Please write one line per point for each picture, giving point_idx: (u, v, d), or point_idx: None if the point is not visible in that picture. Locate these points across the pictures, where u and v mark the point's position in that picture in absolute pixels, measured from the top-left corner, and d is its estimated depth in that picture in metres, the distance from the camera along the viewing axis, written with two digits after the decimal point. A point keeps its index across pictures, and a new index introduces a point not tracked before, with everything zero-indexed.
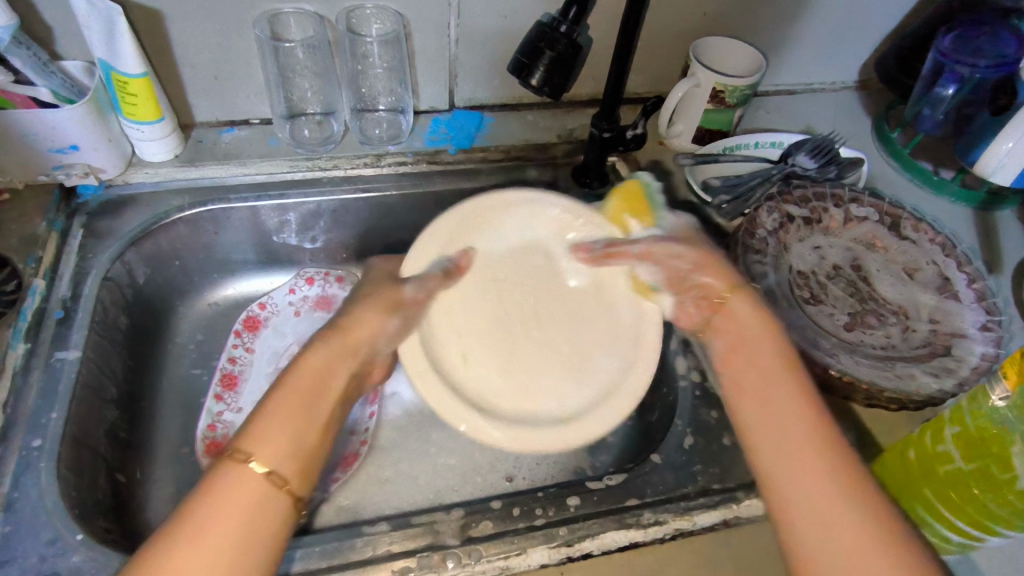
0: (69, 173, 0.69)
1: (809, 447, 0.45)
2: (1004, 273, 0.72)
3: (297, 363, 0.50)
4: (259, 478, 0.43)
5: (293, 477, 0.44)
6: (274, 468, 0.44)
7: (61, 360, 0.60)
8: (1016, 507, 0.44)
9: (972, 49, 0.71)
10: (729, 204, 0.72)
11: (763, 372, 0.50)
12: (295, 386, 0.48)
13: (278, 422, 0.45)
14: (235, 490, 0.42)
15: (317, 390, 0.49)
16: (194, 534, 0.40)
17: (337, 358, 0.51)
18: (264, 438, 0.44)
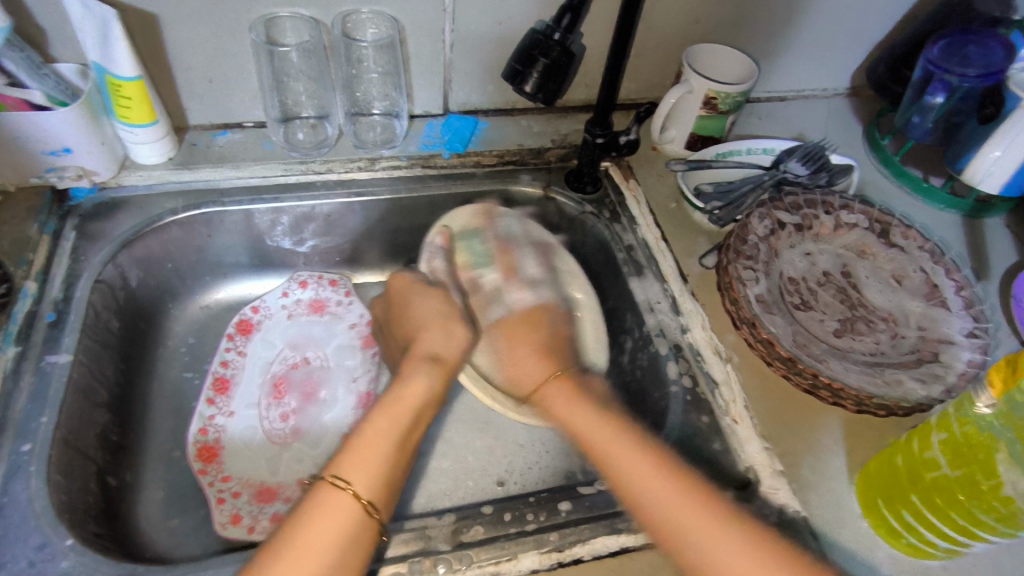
0: (62, 175, 0.69)
1: (657, 489, 0.47)
2: (992, 280, 0.73)
3: (398, 393, 0.55)
4: (354, 504, 0.47)
5: (380, 504, 0.49)
6: (367, 495, 0.48)
7: (52, 364, 0.60)
8: (1001, 513, 0.45)
9: (960, 57, 0.71)
10: (721, 210, 0.72)
11: (598, 424, 0.53)
12: (394, 411, 0.54)
13: (372, 454, 0.50)
14: (331, 513, 0.46)
15: (411, 421, 0.54)
16: (296, 554, 0.44)
17: (430, 382, 0.57)
18: (355, 466, 0.49)
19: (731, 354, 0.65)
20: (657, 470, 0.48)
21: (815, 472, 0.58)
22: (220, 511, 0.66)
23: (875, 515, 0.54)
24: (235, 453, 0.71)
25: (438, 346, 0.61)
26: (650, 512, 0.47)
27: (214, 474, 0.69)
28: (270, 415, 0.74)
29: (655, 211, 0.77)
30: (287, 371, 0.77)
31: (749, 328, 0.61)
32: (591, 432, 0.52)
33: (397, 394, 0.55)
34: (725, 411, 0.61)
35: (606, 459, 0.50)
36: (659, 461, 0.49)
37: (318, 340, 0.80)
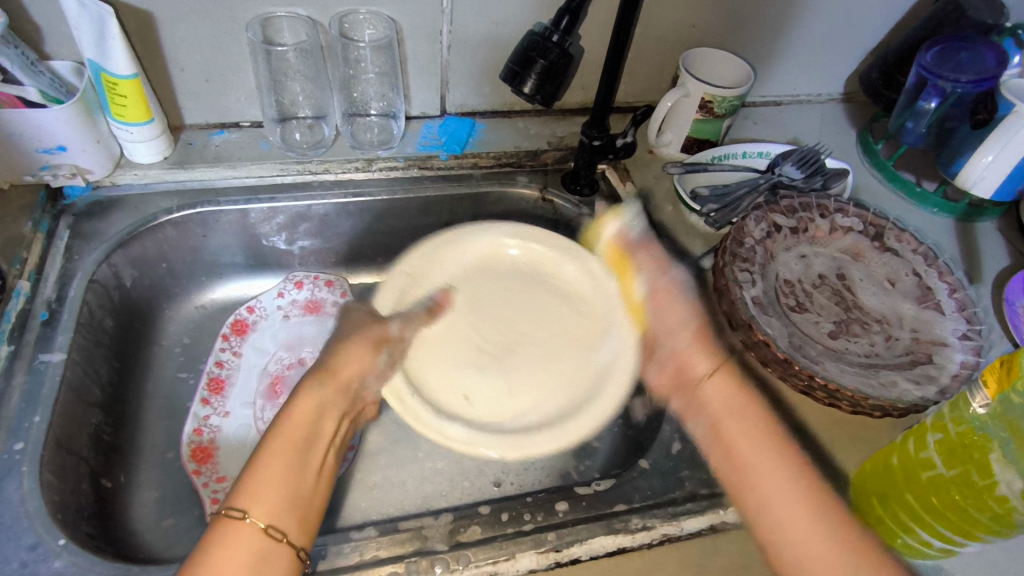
0: (56, 174, 0.68)
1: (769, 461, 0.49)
2: (984, 283, 0.74)
3: (289, 414, 0.51)
4: (259, 533, 0.44)
5: (292, 528, 0.45)
6: (272, 522, 0.45)
7: (45, 363, 0.59)
8: (996, 511, 0.45)
9: (954, 64, 0.73)
10: (717, 212, 0.73)
11: (727, 412, 0.52)
12: (290, 434, 0.49)
13: (272, 474, 0.47)
14: (238, 546, 0.43)
15: (308, 446, 0.50)
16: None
17: (322, 395, 0.53)
18: (257, 492, 0.46)
19: (727, 356, 0.66)
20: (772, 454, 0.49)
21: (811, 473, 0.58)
22: (215, 511, 0.65)
23: (870, 516, 0.54)
24: (229, 453, 0.70)
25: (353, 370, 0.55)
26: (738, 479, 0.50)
27: (209, 475, 0.68)
28: (265, 416, 0.73)
29: (651, 213, 0.77)
30: (282, 372, 0.77)
31: (746, 330, 0.61)
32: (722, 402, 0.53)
33: (286, 416, 0.51)
34: None
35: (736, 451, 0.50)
36: (791, 461, 0.49)
37: (314, 340, 0.79)
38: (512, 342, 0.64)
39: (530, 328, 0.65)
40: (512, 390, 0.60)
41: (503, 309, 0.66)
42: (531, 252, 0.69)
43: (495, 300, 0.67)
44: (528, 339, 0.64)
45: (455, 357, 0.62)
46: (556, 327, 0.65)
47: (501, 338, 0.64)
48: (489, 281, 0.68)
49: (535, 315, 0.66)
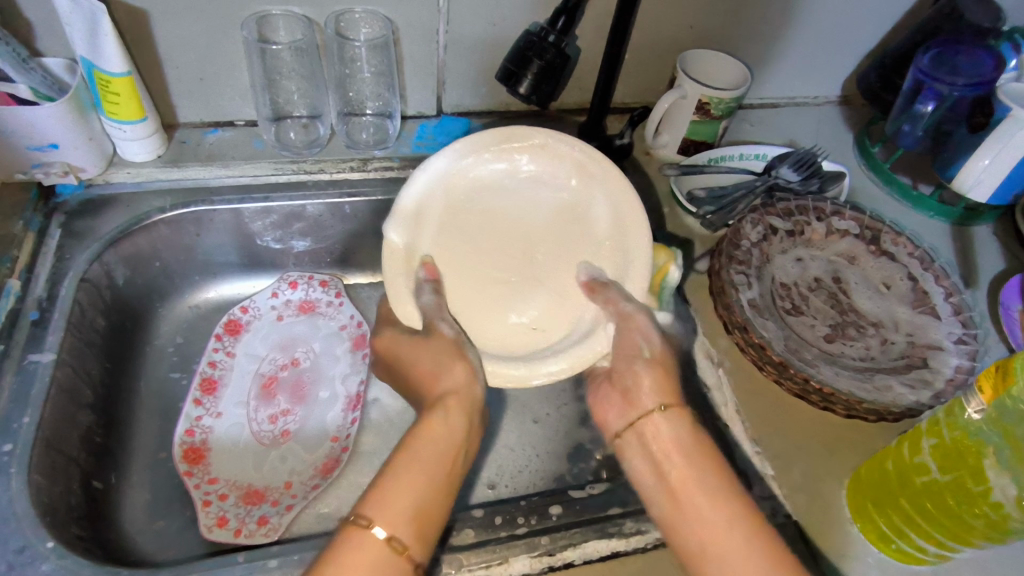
0: (48, 171, 0.67)
1: (732, 547, 0.45)
2: (980, 287, 0.74)
3: (421, 429, 0.50)
4: (379, 544, 0.43)
5: (413, 542, 0.44)
6: (394, 533, 0.44)
7: (35, 363, 0.59)
8: (990, 518, 0.45)
9: (950, 68, 0.72)
10: (714, 215, 0.73)
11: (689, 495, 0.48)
12: (417, 454, 0.48)
13: (401, 486, 0.46)
14: (359, 553, 0.43)
15: (435, 464, 0.48)
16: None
17: (451, 417, 0.51)
18: (388, 501, 0.45)
19: (723, 359, 0.65)
20: (734, 529, 0.45)
21: (805, 477, 0.58)
22: (206, 513, 0.65)
23: (866, 522, 0.54)
24: (221, 455, 0.69)
25: (446, 380, 0.54)
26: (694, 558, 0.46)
27: (200, 476, 0.67)
28: (258, 416, 0.73)
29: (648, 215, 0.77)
30: (275, 373, 0.76)
31: (740, 332, 0.61)
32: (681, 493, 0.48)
33: (420, 431, 0.50)
34: (718, 415, 0.62)
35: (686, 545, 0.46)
36: (773, 549, 0.45)
37: (309, 341, 0.79)
38: (527, 246, 0.61)
39: (516, 231, 0.61)
40: (565, 286, 0.60)
41: (486, 252, 0.60)
42: (477, 174, 0.60)
43: (458, 256, 0.60)
44: (512, 242, 0.61)
45: (489, 321, 0.59)
46: (532, 214, 0.61)
47: (506, 259, 0.60)
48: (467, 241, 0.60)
49: (509, 220, 0.61)
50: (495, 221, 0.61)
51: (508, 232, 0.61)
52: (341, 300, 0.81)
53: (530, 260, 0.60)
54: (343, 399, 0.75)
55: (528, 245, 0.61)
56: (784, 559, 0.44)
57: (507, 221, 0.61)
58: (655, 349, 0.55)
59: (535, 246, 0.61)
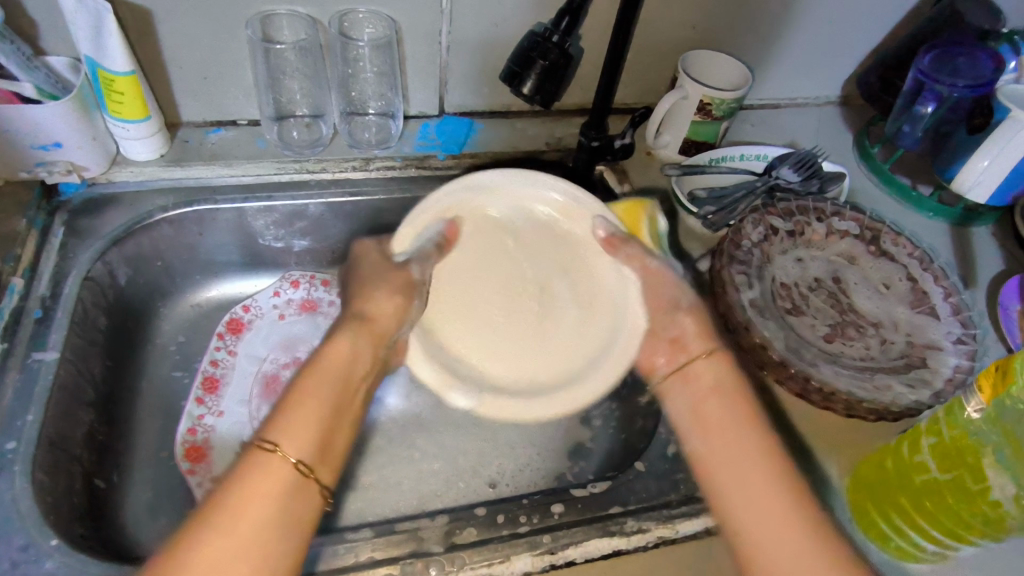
0: (51, 170, 0.67)
1: (749, 462, 0.49)
2: (979, 287, 0.74)
3: (320, 356, 0.51)
4: (288, 467, 0.43)
5: (319, 466, 0.45)
6: (302, 457, 0.44)
7: (39, 361, 0.59)
8: (988, 516, 0.46)
9: (951, 69, 0.73)
10: (715, 214, 0.73)
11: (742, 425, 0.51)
12: (321, 377, 0.49)
13: (310, 409, 0.47)
14: (266, 475, 0.42)
15: (333, 391, 0.49)
16: (231, 519, 0.40)
17: (357, 341, 0.53)
18: (290, 427, 0.45)
19: None
20: (770, 468, 0.48)
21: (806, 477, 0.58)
22: None
23: (863, 519, 0.54)
24: (223, 454, 0.70)
25: (377, 305, 0.56)
26: (712, 482, 0.50)
27: (202, 475, 0.68)
28: (260, 415, 0.73)
29: None
30: (277, 372, 0.76)
31: (742, 333, 0.62)
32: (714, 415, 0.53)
33: (318, 356, 0.51)
34: None
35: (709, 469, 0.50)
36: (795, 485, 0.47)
37: (310, 340, 0.79)
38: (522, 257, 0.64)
39: (506, 247, 0.64)
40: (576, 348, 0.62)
41: (505, 319, 0.63)
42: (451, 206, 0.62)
43: (460, 295, 0.63)
44: (514, 257, 0.64)
45: (527, 356, 0.62)
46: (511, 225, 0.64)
47: (507, 277, 0.64)
48: (493, 369, 0.62)
49: (513, 288, 0.64)
50: (487, 249, 0.64)
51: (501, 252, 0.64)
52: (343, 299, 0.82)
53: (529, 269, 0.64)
54: None
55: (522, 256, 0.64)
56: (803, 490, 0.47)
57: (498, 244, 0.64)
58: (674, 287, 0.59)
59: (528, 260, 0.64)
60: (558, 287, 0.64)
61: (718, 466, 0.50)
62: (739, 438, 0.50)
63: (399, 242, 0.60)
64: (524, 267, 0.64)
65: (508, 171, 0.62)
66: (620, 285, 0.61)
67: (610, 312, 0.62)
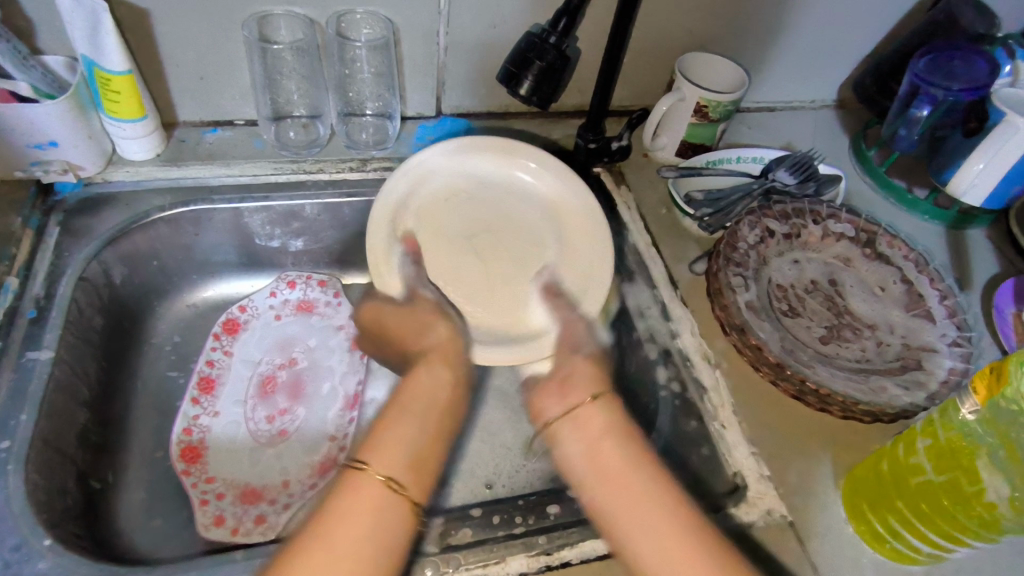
0: (47, 169, 0.67)
1: (639, 500, 0.46)
2: (974, 289, 0.74)
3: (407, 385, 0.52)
4: (378, 484, 0.44)
5: (410, 484, 0.45)
6: (393, 475, 0.45)
7: (33, 360, 0.59)
8: (984, 518, 0.45)
9: (946, 72, 0.73)
10: (711, 216, 0.73)
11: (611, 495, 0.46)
12: (408, 406, 0.49)
13: (396, 435, 0.47)
14: (356, 499, 0.43)
15: (427, 417, 0.49)
16: (323, 541, 0.41)
17: (434, 372, 0.53)
18: (381, 448, 0.46)
19: (720, 360, 0.66)
20: (681, 527, 0.45)
21: (802, 478, 0.58)
22: (203, 512, 0.65)
23: (862, 523, 0.54)
24: (219, 454, 0.69)
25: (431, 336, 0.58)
26: (638, 564, 0.44)
27: (197, 475, 0.67)
28: (256, 415, 0.73)
29: (645, 217, 0.77)
30: (274, 372, 0.76)
31: (737, 334, 0.62)
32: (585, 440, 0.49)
33: (406, 384, 0.52)
34: (714, 416, 0.62)
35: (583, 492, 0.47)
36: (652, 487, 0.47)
37: (306, 340, 0.79)
38: (489, 257, 0.67)
39: (475, 266, 0.66)
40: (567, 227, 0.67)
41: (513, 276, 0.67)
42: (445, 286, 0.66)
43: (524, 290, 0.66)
44: (476, 244, 0.67)
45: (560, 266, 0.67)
46: (462, 266, 0.66)
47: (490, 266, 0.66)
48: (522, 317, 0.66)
49: (481, 259, 0.67)
50: (491, 281, 0.66)
51: (480, 268, 0.66)
52: (340, 301, 0.82)
53: (495, 251, 0.67)
54: (342, 398, 0.75)
55: (488, 262, 0.67)
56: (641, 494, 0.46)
57: (480, 271, 0.66)
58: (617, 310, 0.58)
59: (496, 253, 0.67)
60: (512, 222, 0.67)
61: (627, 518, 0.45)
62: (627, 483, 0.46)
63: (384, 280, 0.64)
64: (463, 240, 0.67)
65: (384, 220, 0.64)
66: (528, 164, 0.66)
67: (555, 186, 0.66)
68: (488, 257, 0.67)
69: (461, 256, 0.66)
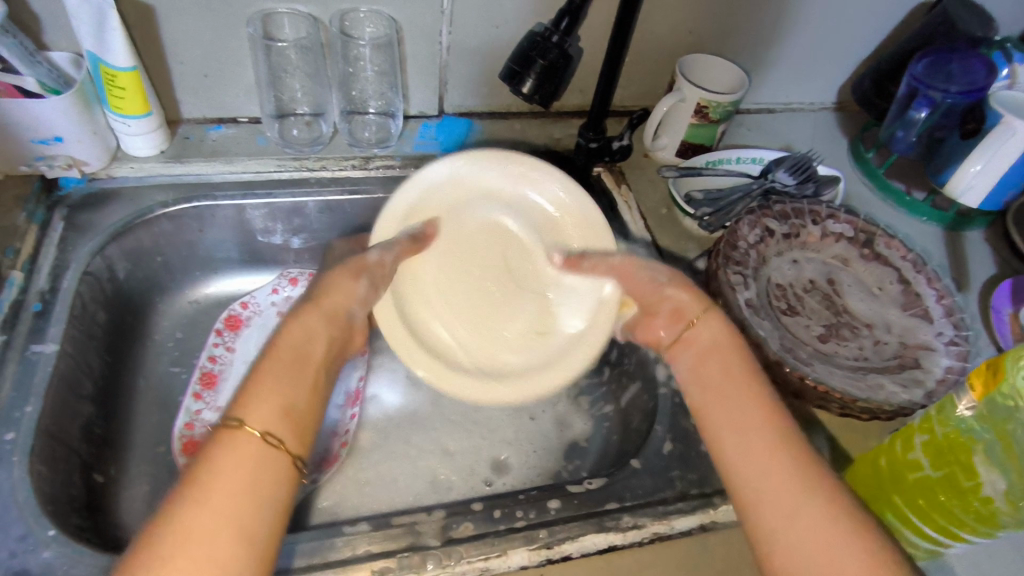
0: (51, 164, 0.68)
1: (756, 441, 0.49)
2: (972, 290, 0.75)
3: (282, 334, 0.51)
4: (255, 441, 0.44)
5: (287, 437, 0.46)
6: (269, 431, 0.45)
7: (37, 353, 0.59)
8: (980, 513, 0.46)
9: (944, 75, 0.74)
10: (711, 216, 0.74)
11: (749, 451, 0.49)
12: (281, 356, 0.49)
13: (270, 389, 0.47)
14: (235, 453, 0.43)
15: (306, 367, 0.50)
16: (204, 496, 0.41)
17: (317, 325, 0.53)
18: (255, 403, 0.46)
19: None
20: (788, 466, 0.47)
21: None
22: None
23: None
24: None
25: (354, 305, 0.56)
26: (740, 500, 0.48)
27: None
28: None
29: (646, 216, 0.78)
30: None
31: (737, 332, 0.62)
32: (703, 391, 0.54)
33: (277, 339, 0.51)
34: None
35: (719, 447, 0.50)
36: (780, 439, 0.49)
37: None
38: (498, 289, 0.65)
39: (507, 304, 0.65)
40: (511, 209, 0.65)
41: (507, 276, 0.65)
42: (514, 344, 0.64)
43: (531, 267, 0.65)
44: (482, 277, 0.65)
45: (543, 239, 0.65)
46: (500, 318, 0.64)
47: (503, 289, 0.65)
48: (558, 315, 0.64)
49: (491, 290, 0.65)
50: (523, 297, 0.65)
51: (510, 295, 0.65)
52: None
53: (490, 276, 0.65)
54: None
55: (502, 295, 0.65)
56: (785, 444, 0.48)
57: (514, 295, 0.65)
58: (668, 274, 0.60)
59: (495, 283, 0.65)
60: (491, 243, 0.65)
61: (722, 423, 0.51)
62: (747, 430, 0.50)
63: (381, 236, 0.61)
64: (446, 297, 0.64)
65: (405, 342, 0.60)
66: (458, 185, 0.63)
67: (480, 177, 0.63)
68: (499, 283, 0.65)
69: (498, 321, 0.64)
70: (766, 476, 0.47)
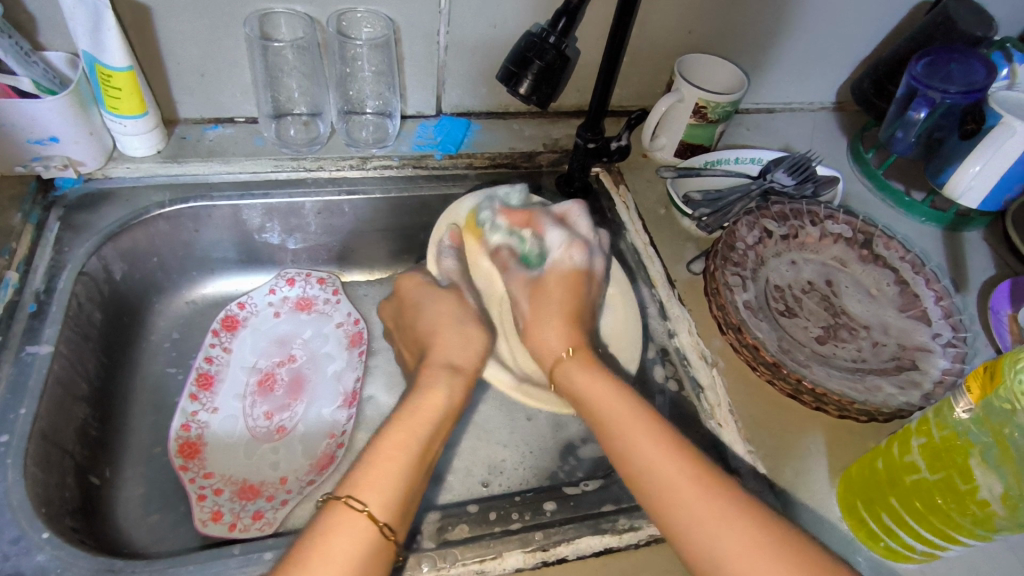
0: (48, 165, 0.67)
1: (632, 435, 0.51)
2: (970, 292, 0.75)
3: (413, 408, 0.53)
4: (374, 528, 0.45)
5: (397, 525, 0.46)
6: (386, 519, 0.46)
7: (32, 355, 0.59)
8: (977, 516, 0.46)
9: (943, 76, 0.73)
10: (709, 217, 0.73)
11: (610, 386, 0.55)
12: (411, 426, 0.51)
13: (390, 471, 0.48)
14: (347, 534, 0.44)
15: (429, 438, 0.51)
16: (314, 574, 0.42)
17: (449, 394, 0.55)
18: (370, 484, 0.47)
19: (716, 359, 0.66)
20: (672, 456, 0.49)
21: (796, 477, 0.59)
22: (201, 507, 0.65)
23: (855, 519, 0.55)
24: (217, 451, 0.70)
25: (455, 353, 0.59)
26: (608, 423, 0.53)
27: (195, 471, 0.68)
28: (254, 413, 0.73)
29: (644, 217, 0.78)
30: (273, 369, 0.76)
31: (735, 333, 0.62)
32: (589, 386, 0.55)
33: (410, 410, 0.52)
34: (710, 415, 0.62)
35: (626, 442, 0.51)
36: (632, 407, 0.53)
37: (302, 335, 0.79)
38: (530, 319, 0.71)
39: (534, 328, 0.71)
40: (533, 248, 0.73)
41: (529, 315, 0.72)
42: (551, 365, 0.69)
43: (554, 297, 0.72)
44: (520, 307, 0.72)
45: None
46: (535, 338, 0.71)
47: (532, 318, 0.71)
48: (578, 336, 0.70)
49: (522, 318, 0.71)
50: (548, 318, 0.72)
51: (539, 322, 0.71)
52: (339, 298, 0.82)
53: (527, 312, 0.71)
54: (341, 395, 0.75)
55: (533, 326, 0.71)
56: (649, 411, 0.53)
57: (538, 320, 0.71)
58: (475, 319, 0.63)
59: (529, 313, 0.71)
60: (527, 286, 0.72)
61: (625, 427, 0.51)
62: (618, 407, 0.53)
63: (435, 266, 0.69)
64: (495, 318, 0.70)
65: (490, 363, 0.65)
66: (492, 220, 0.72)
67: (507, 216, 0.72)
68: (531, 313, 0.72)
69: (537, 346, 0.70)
70: (662, 451, 0.49)
